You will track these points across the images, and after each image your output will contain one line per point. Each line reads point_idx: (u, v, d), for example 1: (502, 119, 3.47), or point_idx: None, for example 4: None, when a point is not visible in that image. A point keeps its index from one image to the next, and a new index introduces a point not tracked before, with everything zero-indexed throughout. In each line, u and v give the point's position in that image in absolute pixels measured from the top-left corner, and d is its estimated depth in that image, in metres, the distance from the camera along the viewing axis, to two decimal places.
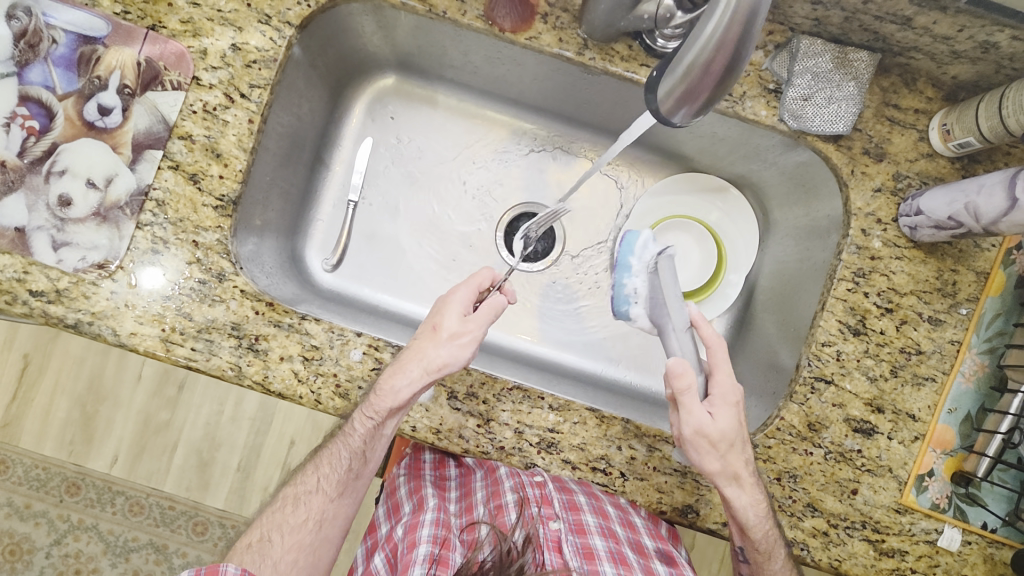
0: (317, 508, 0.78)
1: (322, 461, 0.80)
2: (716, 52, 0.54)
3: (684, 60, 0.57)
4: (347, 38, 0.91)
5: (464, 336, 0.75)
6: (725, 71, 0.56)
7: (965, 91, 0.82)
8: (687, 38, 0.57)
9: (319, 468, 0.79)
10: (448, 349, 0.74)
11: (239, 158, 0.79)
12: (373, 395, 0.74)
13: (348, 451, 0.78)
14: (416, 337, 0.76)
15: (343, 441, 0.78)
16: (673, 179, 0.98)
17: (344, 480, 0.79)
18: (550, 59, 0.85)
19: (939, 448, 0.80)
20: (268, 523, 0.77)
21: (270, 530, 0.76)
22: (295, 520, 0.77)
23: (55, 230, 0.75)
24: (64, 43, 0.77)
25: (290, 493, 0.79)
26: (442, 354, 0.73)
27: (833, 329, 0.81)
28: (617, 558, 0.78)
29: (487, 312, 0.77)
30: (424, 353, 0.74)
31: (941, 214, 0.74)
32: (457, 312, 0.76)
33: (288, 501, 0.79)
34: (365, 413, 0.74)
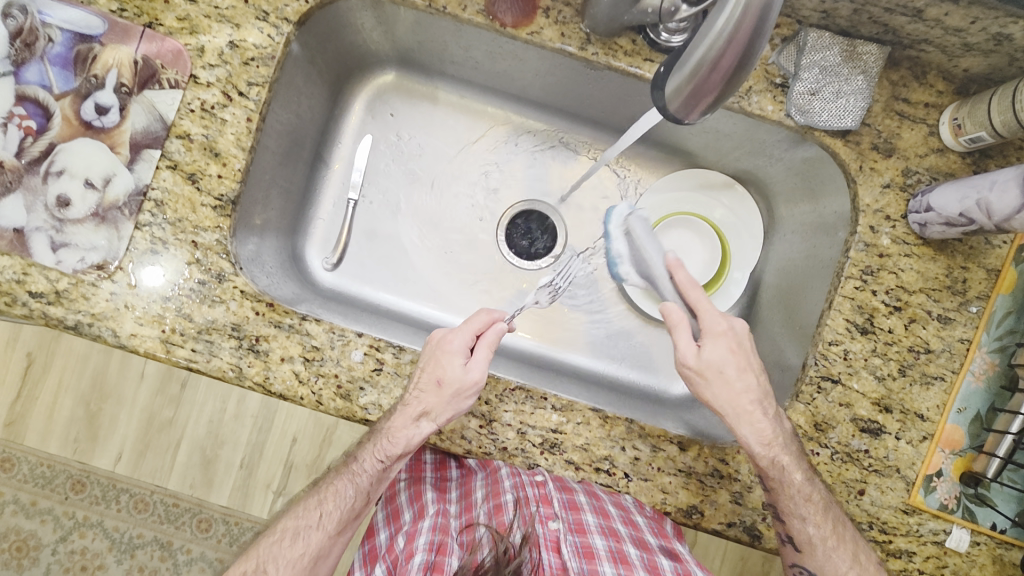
0: (311, 533, 0.78)
1: (325, 498, 0.79)
2: (726, 49, 0.53)
3: (691, 58, 0.56)
4: (346, 34, 0.89)
5: (467, 389, 0.73)
6: (733, 71, 0.55)
7: (977, 85, 0.80)
8: (696, 36, 0.56)
9: (320, 503, 0.79)
10: (452, 403, 0.73)
11: (237, 157, 0.78)
12: (383, 440, 0.75)
13: (353, 489, 0.79)
14: (420, 388, 0.73)
15: (349, 480, 0.79)
16: (676, 176, 0.96)
17: (345, 518, 0.79)
18: (553, 54, 0.84)
19: (948, 448, 0.78)
20: (264, 555, 0.76)
21: (265, 561, 0.76)
22: (292, 553, 0.76)
23: (54, 231, 0.75)
24: (60, 42, 0.76)
25: (288, 525, 0.78)
26: (446, 408, 0.73)
27: (840, 327, 0.80)
28: (617, 557, 0.76)
29: (487, 354, 0.75)
30: (428, 406, 0.73)
31: (952, 211, 0.73)
32: (459, 362, 0.74)
33: (285, 534, 0.78)
34: (375, 455, 0.77)
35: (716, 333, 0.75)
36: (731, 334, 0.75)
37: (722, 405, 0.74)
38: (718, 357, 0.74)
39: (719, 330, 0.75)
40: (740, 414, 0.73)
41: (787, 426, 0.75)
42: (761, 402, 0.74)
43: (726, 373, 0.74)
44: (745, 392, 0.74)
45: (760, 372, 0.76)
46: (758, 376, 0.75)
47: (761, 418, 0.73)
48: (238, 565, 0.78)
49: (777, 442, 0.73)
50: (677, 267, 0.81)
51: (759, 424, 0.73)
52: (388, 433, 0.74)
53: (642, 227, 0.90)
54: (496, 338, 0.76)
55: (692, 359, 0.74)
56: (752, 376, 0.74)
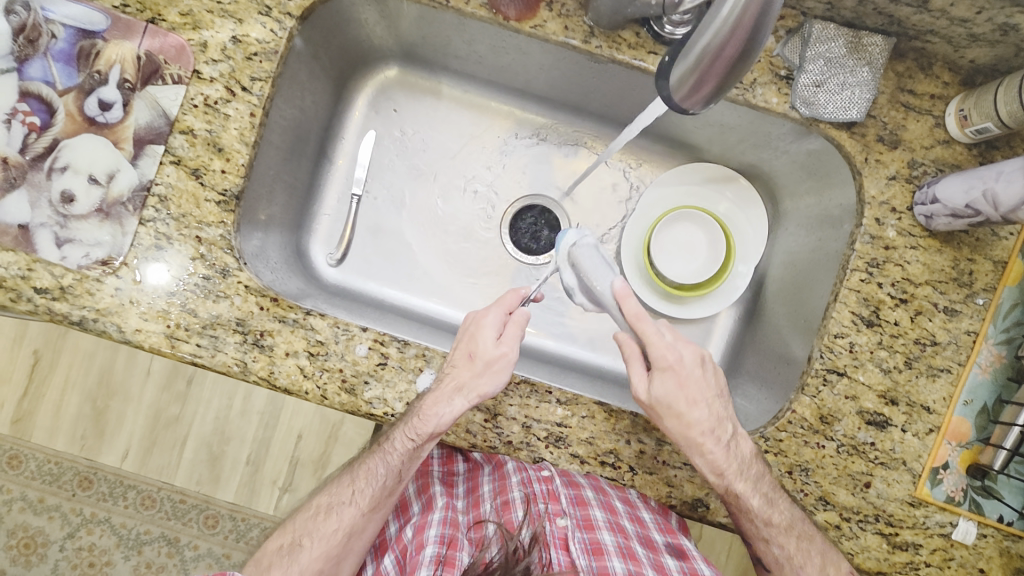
0: (345, 508, 0.79)
1: (359, 475, 0.81)
2: (729, 37, 0.53)
3: (696, 46, 0.56)
4: (350, 29, 0.89)
5: (499, 361, 0.75)
6: (737, 59, 0.54)
7: (982, 76, 0.80)
8: (701, 23, 0.55)
9: (354, 480, 0.81)
10: (486, 375, 0.74)
11: (241, 152, 0.78)
12: (414, 419, 0.74)
13: (384, 467, 0.79)
14: (453, 364, 0.76)
15: (381, 458, 0.79)
16: (679, 169, 0.96)
17: (378, 495, 0.80)
18: (556, 48, 0.84)
19: (955, 440, 0.78)
20: (301, 530, 0.79)
21: (301, 535, 0.78)
22: (326, 528, 0.78)
23: (59, 227, 0.75)
24: (63, 37, 0.76)
25: (322, 502, 0.81)
26: (479, 380, 0.74)
27: (846, 320, 0.80)
28: (625, 553, 0.76)
29: (518, 331, 0.78)
30: (462, 380, 0.74)
31: (958, 203, 0.73)
32: (491, 336, 0.76)
33: (320, 509, 0.80)
34: (407, 435, 0.75)
35: (664, 367, 0.74)
36: (678, 368, 0.74)
37: (676, 437, 0.75)
38: (666, 393, 0.74)
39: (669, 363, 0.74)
40: (692, 443, 0.74)
41: (741, 448, 0.75)
42: (712, 433, 0.74)
43: (678, 409, 0.74)
44: (698, 424, 0.74)
45: (713, 398, 0.76)
46: (711, 404, 0.75)
47: (714, 448, 0.74)
48: (275, 539, 0.80)
49: (728, 472, 0.74)
50: (625, 296, 0.78)
51: (710, 454, 0.74)
52: (419, 412, 0.74)
53: (587, 254, 0.86)
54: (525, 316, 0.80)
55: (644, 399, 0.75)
56: (704, 407, 0.74)
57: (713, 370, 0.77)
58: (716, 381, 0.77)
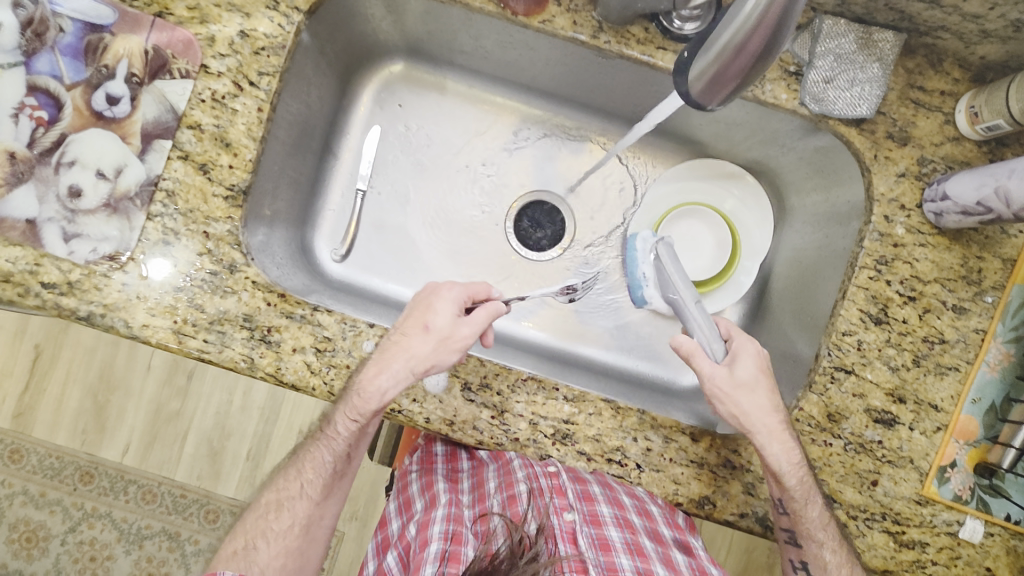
0: (296, 503, 0.79)
1: (305, 467, 0.80)
2: (753, 31, 0.53)
3: (717, 41, 0.56)
4: (356, 24, 0.89)
5: (454, 341, 0.74)
6: (760, 53, 0.54)
7: (993, 72, 0.80)
8: (724, 19, 0.55)
9: (301, 473, 0.80)
10: (438, 351, 0.73)
11: (248, 147, 0.78)
12: (354, 397, 0.73)
13: (331, 455, 0.80)
14: (404, 333, 0.74)
15: (325, 446, 0.80)
16: (684, 165, 0.96)
17: (328, 484, 0.80)
18: (565, 43, 0.83)
19: (962, 438, 0.78)
20: (252, 531, 0.78)
21: (253, 536, 0.77)
22: (279, 526, 0.78)
23: (66, 222, 0.74)
24: (71, 31, 0.76)
25: (270, 499, 0.80)
26: (429, 355, 0.73)
27: (854, 318, 0.79)
28: (632, 549, 0.76)
29: (484, 317, 0.76)
30: (411, 352, 0.73)
31: (969, 200, 0.72)
32: (443, 310, 0.76)
33: (270, 507, 0.79)
34: (347, 415, 0.75)
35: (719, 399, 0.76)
36: (746, 358, 0.77)
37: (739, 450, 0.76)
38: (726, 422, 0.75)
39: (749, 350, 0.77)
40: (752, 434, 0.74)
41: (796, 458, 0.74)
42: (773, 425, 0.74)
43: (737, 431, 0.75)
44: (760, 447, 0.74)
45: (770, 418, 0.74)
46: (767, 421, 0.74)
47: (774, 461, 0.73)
48: (227, 547, 0.78)
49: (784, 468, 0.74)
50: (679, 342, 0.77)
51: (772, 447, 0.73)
52: (360, 388, 0.73)
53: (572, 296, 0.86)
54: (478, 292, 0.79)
55: (709, 385, 0.76)
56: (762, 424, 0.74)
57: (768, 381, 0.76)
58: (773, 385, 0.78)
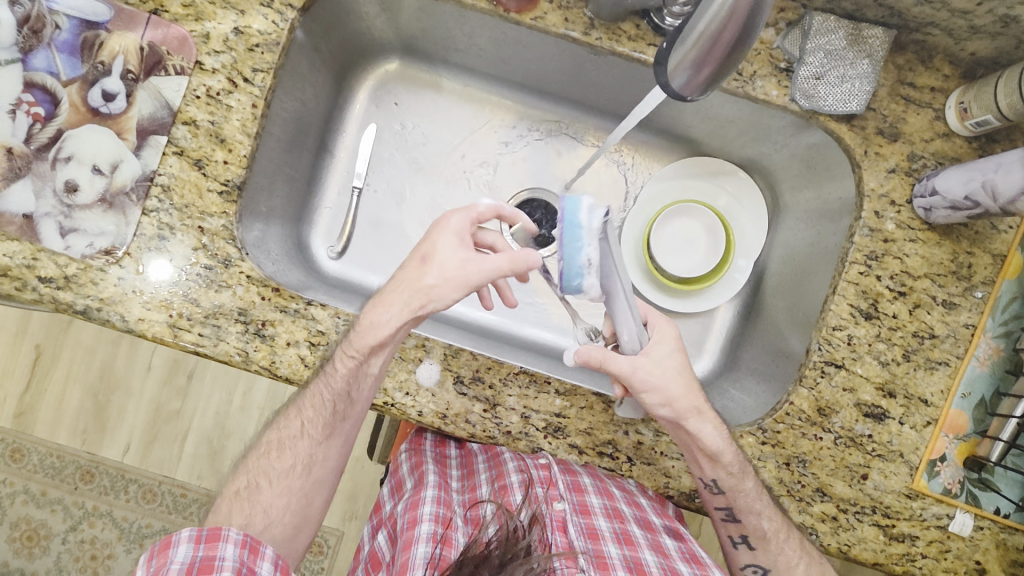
0: (298, 441, 0.76)
1: (305, 405, 0.76)
2: (726, 22, 0.53)
3: (693, 32, 0.56)
4: (351, 22, 0.90)
5: (449, 278, 0.69)
6: (735, 43, 0.55)
7: (983, 68, 0.80)
8: (698, 11, 0.56)
9: (301, 411, 0.76)
10: (430, 284, 0.70)
11: (243, 143, 0.79)
12: (354, 332, 0.73)
13: (330, 392, 0.74)
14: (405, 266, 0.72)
15: (324, 382, 0.74)
16: (678, 163, 0.97)
17: (328, 419, 0.76)
18: (557, 40, 0.84)
19: (952, 432, 0.79)
20: (247, 482, 0.75)
21: (250, 479, 0.74)
22: (280, 466, 0.75)
23: (63, 216, 0.75)
24: (67, 29, 0.77)
25: (273, 438, 0.77)
26: (422, 286, 0.70)
27: (844, 313, 0.80)
28: (621, 538, 0.76)
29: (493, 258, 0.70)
30: (407, 283, 0.71)
31: (957, 195, 0.73)
32: (451, 240, 0.71)
33: (272, 446, 0.77)
34: (346, 351, 0.73)
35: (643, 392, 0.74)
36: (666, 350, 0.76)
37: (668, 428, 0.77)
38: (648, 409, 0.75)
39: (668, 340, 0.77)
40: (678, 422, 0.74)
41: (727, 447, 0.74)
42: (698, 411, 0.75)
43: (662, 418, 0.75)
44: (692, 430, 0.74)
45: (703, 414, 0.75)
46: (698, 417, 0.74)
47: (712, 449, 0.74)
48: (229, 486, 0.76)
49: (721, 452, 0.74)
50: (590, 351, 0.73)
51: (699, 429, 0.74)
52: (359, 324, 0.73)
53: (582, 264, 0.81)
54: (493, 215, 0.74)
55: (632, 379, 0.73)
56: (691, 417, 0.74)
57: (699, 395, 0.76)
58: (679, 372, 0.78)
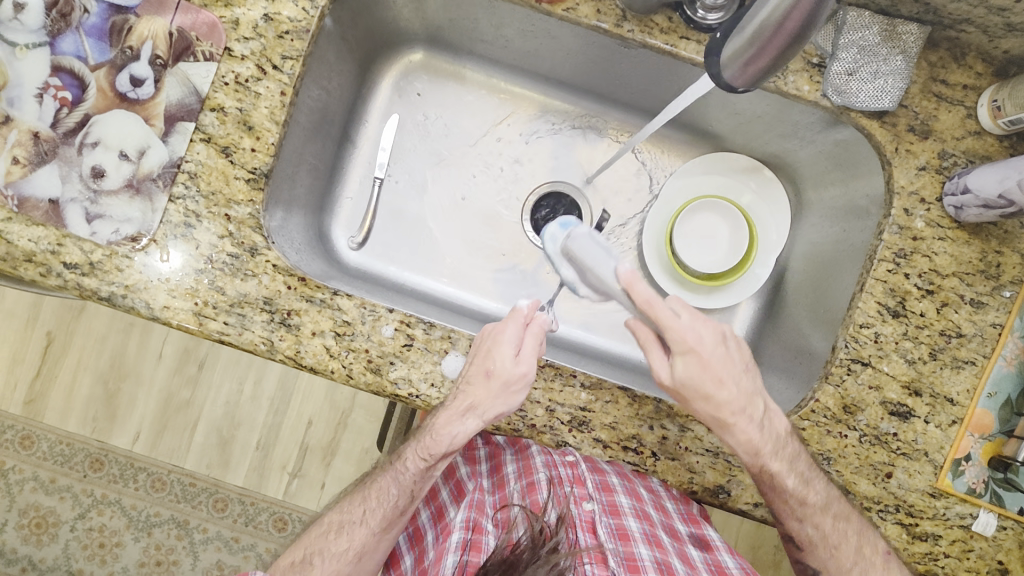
0: (355, 528, 0.79)
1: (370, 495, 0.80)
2: (792, 10, 0.54)
3: (754, 21, 0.57)
4: (377, 11, 0.89)
5: (516, 383, 0.72)
6: (797, 33, 0.55)
7: (1016, 67, 0.80)
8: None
9: (365, 499, 0.80)
10: (501, 398, 0.72)
11: (271, 131, 0.78)
12: (426, 437, 0.76)
13: (397, 488, 0.79)
14: (468, 381, 0.73)
15: (393, 477, 0.80)
16: (701, 159, 0.96)
17: (388, 515, 0.79)
18: (587, 31, 0.83)
19: (977, 432, 0.78)
20: (312, 546, 0.78)
21: (311, 552, 0.78)
22: (336, 547, 0.78)
23: (89, 202, 0.75)
24: (95, 12, 0.76)
25: (334, 519, 0.80)
26: (494, 402, 0.72)
27: (871, 310, 0.80)
28: (651, 540, 0.77)
29: (535, 347, 0.74)
30: (475, 400, 0.72)
31: (990, 193, 0.72)
32: (509, 355, 0.73)
33: (332, 527, 0.80)
34: (419, 453, 0.77)
35: (684, 350, 0.71)
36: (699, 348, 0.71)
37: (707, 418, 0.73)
38: (691, 376, 0.71)
39: (687, 346, 0.71)
40: (722, 423, 0.73)
41: (775, 425, 0.74)
42: (743, 413, 0.73)
43: (703, 390, 0.72)
44: (728, 403, 0.72)
45: (741, 375, 0.73)
46: (738, 381, 0.73)
47: (749, 429, 0.73)
48: (285, 557, 0.80)
49: (765, 451, 0.73)
50: (632, 284, 0.71)
51: (746, 434, 0.73)
52: (433, 431, 0.75)
53: (582, 243, 0.83)
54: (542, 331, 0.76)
55: (671, 333, 0.71)
56: (732, 385, 0.72)
57: (735, 344, 0.75)
58: (739, 356, 0.75)
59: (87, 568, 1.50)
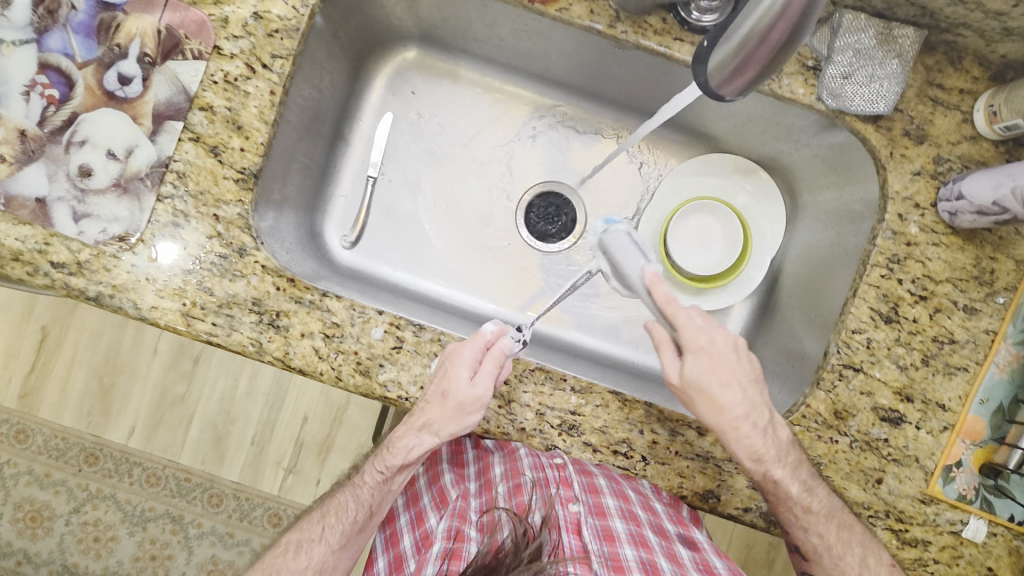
0: (315, 546, 0.78)
1: (328, 511, 0.81)
2: (778, 19, 0.54)
3: (739, 31, 0.57)
4: (369, 9, 0.89)
5: (470, 404, 0.72)
6: (784, 41, 0.55)
7: (1013, 71, 0.79)
8: (745, 9, 0.56)
9: (324, 516, 0.80)
10: (456, 417, 0.73)
11: (260, 130, 0.77)
12: (384, 452, 0.79)
13: (355, 501, 0.81)
14: (427, 399, 0.74)
15: (352, 492, 0.81)
16: (697, 160, 0.95)
17: (347, 531, 0.79)
18: (580, 32, 0.83)
19: (969, 439, 0.78)
20: (267, 568, 0.77)
21: (269, 573, 0.77)
22: (294, 566, 0.77)
23: (76, 201, 0.74)
24: (83, 9, 0.75)
25: (292, 538, 0.80)
26: (449, 421, 0.73)
27: (864, 316, 0.79)
28: (636, 541, 0.77)
29: (493, 370, 0.74)
30: (432, 419, 0.74)
31: (985, 199, 0.72)
32: (466, 376, 0.73)
33: (290, 546, 0.79)
34: (376, 467, 0.80)
35: (695, 349, 0.74)
36: (709, 348, 0.74)
37: (711, 423, 0.74)
38: (700, 376, 0.74)
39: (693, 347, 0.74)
40: (726, 429, 0.74)
41: (780, 435, 0.75)
42: (747, 418, 0.73)
43: (711, 394, 0.74)
44: (732, 409, 0.73)
45: (748, 383, 0.75)
46: (745, 387, 0.74)
47: (750, 432, 0.73)
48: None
49: (755, 472, 0.73)
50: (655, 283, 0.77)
51: (748, 439, 0.73)
52: (391, 445, 0.78)
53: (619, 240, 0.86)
54: (502, 353, 0.75)
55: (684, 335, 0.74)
56: (738, 390, 0.74)
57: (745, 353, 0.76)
58: (749, 366, 0.75)
59: (83, 561, 1.50)
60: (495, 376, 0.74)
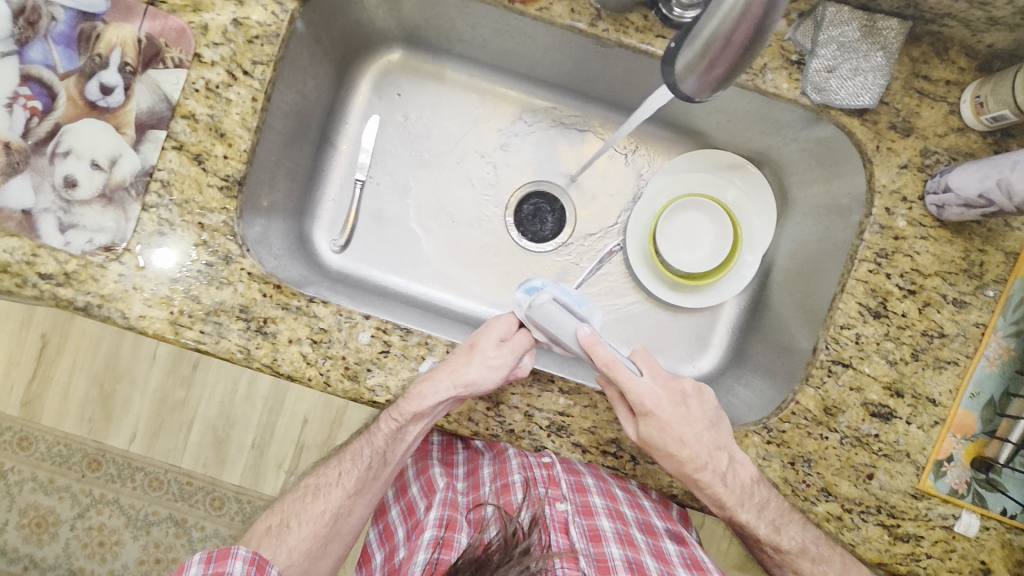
0: (331, 491, 0.80)
1: (345, 457, 0.82)
2: (739, 22, 0.54)
3: (703, 33, 0.57)
4: (351, 11, 0.88)
5: (495, 360, 0.74)
6: (747, 44, 0.55)
7: (1001, 61, 0.78)
8: (708, 11, 0.57)
9: (341, 462, 0.82)
10: (478, 367, 0.73)
11: (243, 137, 0.77)
12: (400, 399, 0.76)
13: (370, 450, 0.80)
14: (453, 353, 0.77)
15: (365, 440, 0.81)
16: (686, 156, 0.94)
17: (362, 477, 0.80)
18: (562, 31, 0.82)
19: (960, 433, 0.78)
20: (289, 510, 0.80)
21: (288, 515, 0.80)
22: (312, 510, 0.80)
23: (62, 213, 0.75)
24: (63, 20, 0.76)
25: (310, 483, 0.82)
26: (469, 370, 0.73)
27: (852, 311, 0.79)
28: (623, 539, 0.77)
29: (525, 344, 0.76)
30: (453, 369, 0.74)
31: (971, 192, 0.71)
32: (496, 338, 0.76)
33: (308, 491, 0.82)
34: (391, 415, 0.77)
35: (646, 411, 0.73)
36: (659, 407, 0.73)
37: (672, 472, 0.76)
38: (653, 437, 0.74)
39: (648, 408, 0.73)
40: (688, 477, 0.76)
41: (741, 474, 0.76)
42: (706, 467, 0.75)
43: (668, 450, 0.74)
44: (689, 459, 0.75)
45: (703, 431, 0.75)
46: (700, 437, 0.75)
47: (713, 483, 0.76)
48: (262, 521, 0.81)
49: (733, 500, 0.76)
50: (593, 344, 0.73)
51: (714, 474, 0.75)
52: (406, 392, 0.75)
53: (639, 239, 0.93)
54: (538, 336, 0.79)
55: (630, 394, 0.73)
56: (693, 442, 0.74)
57: (699, 398, 0.77)
58: (703, 413, 0.77)
59: (88, 565, 1.52)
60: (526, 352, 0.76)
